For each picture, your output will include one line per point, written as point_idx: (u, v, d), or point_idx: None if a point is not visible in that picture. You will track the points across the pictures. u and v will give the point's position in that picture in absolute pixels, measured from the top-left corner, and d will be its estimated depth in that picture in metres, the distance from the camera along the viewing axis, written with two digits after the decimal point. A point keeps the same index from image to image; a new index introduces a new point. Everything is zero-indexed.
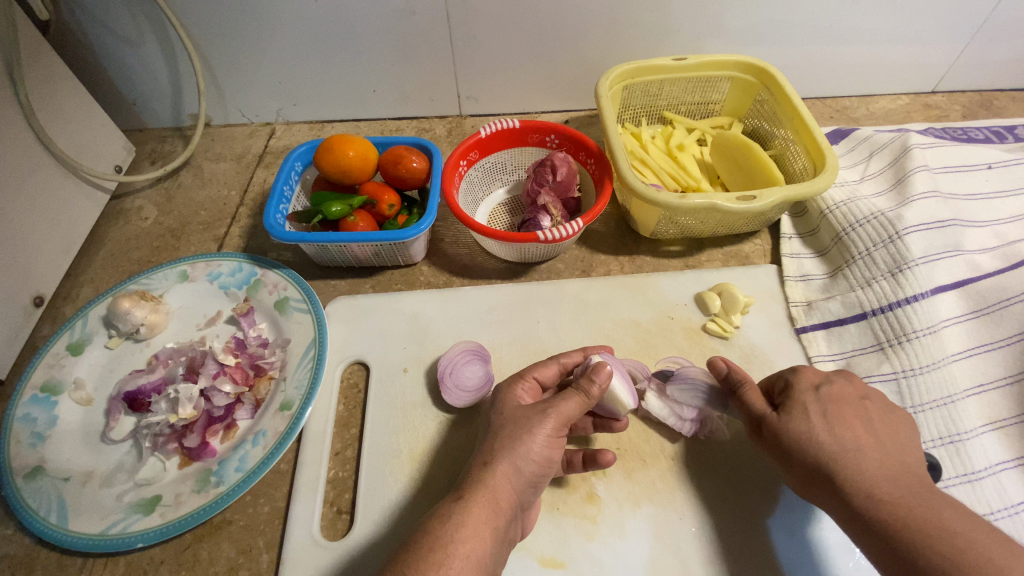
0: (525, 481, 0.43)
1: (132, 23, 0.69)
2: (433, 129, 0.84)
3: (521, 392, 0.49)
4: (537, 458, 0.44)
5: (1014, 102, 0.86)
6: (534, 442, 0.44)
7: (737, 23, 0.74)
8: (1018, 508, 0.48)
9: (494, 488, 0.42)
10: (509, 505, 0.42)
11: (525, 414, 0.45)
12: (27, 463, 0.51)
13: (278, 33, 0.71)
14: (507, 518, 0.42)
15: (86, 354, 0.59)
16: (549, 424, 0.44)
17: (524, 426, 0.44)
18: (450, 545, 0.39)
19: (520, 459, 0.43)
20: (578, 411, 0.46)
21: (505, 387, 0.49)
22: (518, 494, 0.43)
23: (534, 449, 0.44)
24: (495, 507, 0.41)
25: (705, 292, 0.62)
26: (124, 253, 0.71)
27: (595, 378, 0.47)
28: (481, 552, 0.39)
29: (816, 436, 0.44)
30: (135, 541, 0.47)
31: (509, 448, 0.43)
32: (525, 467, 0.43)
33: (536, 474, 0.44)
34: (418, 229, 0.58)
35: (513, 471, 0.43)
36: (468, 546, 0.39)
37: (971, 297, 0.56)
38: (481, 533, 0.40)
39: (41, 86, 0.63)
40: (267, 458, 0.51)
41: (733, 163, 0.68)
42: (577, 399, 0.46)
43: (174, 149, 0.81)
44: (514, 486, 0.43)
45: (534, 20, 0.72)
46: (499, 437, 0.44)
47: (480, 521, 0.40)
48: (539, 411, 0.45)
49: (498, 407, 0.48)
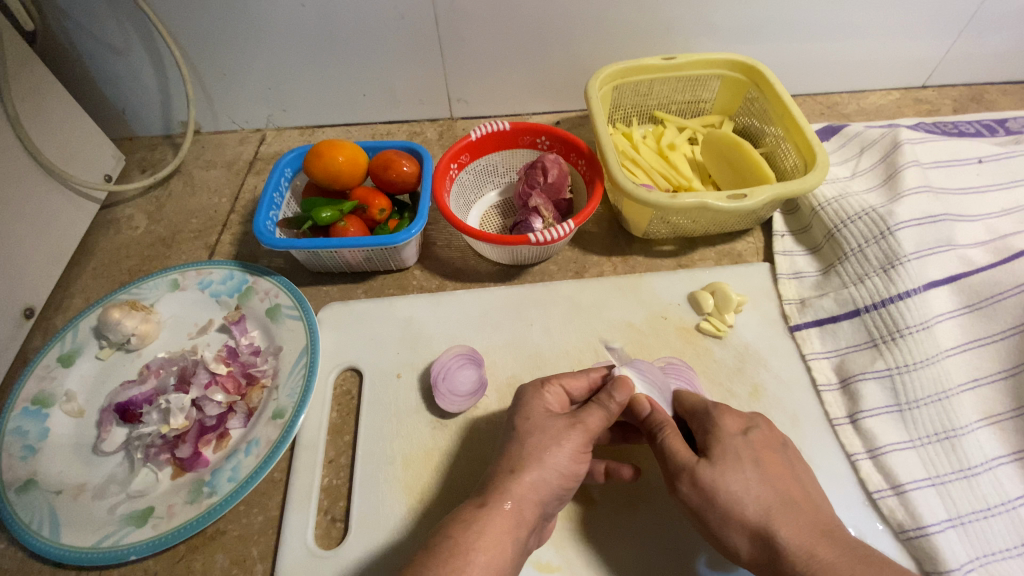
0: (551, 493, 0.43)
1: (120, 32, 0.68)
2: (424, 132, 0.84)
3: (547, 398, 0.48)
4: (563, 471, 0.44)
5: (1004, 95, 0.86)
6: (562, 455, 0.44)
7: (727, 22, 0.74)
8: (1015, 503, 0.48)
9: (520, 499, 0.42)
10: (532, 516, 0.42)
11: (555, 424, 0.45)
12: (19, 476, 0.51)
13: (266, 40, 0.71)
14: (528, 528, 0.42)
15: (77, 366, 0.58)
16: (576, 437, 0.44)
17: (550, 439, 0.44)
18: (470, 552, 0.38)
19: (548, 472, 0.43)
20: (602, 425, 0.46)
21: (531, 391, 0.49)
22: (542, 506, 0.43)
23: (562, 461, 0.44)
24: (518, 517, 0.41)
25: (697, 292, 0.62)
26: (115, 263, 0.71)
27: (616, 394, 0.46)
28: (500, 561, 0.39)
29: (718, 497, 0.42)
30: (127, 554, 0.47)
31: (539, 460, 0.43)
32: (551, 478, 0.43)
33: (563, 487, 0.44)
34: (410, 233, 0.57)
35: (541, 482, 0.43)
36: (489, 554, 0.39)
37: (963, 292, 0.56)
38: (503, 543, 0.39)
39: (28, 97, 0.63)
40: (261, 467, 0.50)
41: (723, 161, 0.67)
42: (601, 413, 0.46)
43: (164, 157, 0.81)
44: (538, 496, 0.42)
45: (524, 21, 0.71)
46: (525, 446, 0.44)
47: (483, 522, 0.40)
48: (567, 423, 0.45)
49: (525, 412, 0.47)
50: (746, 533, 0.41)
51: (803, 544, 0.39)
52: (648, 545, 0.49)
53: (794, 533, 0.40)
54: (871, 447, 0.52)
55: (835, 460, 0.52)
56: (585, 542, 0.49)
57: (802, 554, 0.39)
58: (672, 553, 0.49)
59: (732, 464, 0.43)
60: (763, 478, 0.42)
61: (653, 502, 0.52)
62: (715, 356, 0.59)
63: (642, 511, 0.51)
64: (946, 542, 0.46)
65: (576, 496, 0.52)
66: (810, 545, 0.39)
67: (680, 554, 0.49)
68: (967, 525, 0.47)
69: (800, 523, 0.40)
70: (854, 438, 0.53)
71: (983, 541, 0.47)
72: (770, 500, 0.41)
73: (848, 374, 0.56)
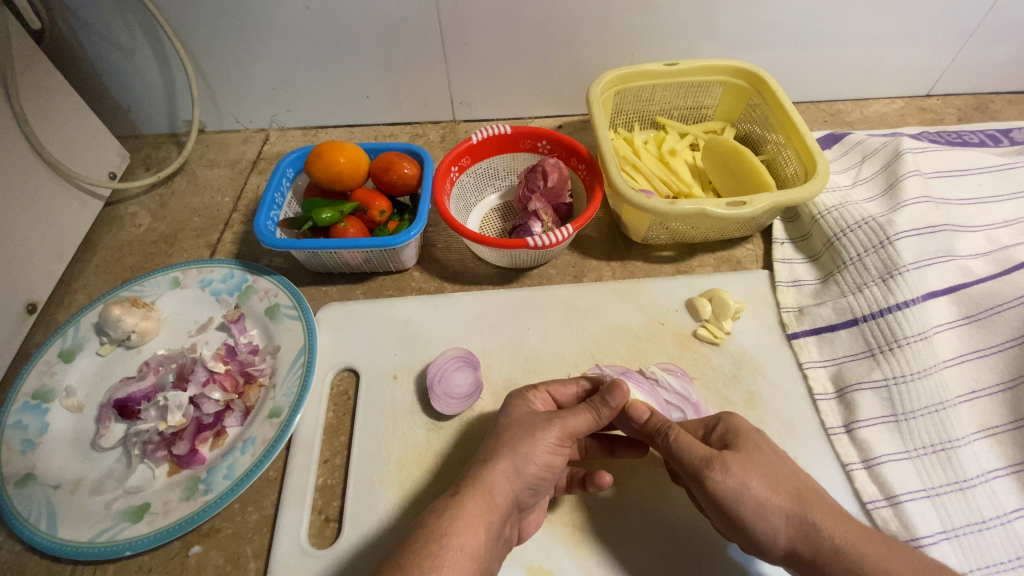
0: (525, 482, 0.43)
1: (126, 31, 0.69)
2: (427, 135, 0.84)
3: (533, 400, 0.49)
4: (539, 462, 0.44)
5: (1010, 105, 0.86)
6: (538, 446, 0.44)
7: (731, 29, 0.74)
8: (1010, 516, 0.48)
9: (498, 490, 0.42)
10: (506, 501, 0.42)
11: (533, 419, 0.46)
12: (17, 470, 0.52)
13: (270, 41, 0.71)
14: (503, 516, 0.42)
15: (78, 361, 0.59)
16: (554, 432, 0.45)
17: (528, 430, 0.45)
18: (444, 536, 0.39)
19: (521, 459, 0.44)
20: (588, 428, 0.46)
21: (517, 394, 0.50)
22: (515, 494, 0.43)
23: (537, 452, 0.44)
24: (488, 502, 0.41)
25: (695, 298, 0.62)
26: (118, 260, 0.71)
27: (608, 399, 0.46)
28: (475, 545, 0.39)
29: (758, 482, 0.42)
30: (123, 549, 0.48)
31: (513, 451, 0.44)
32: (527, 468, 0.44)
33: (537, 477, 0.44)
34: (408, 235, 0.58)
35: (516, 471, 0.43)
36: (461, 538, 0.39)
37: (963, 303, 0.56)
38: (476, 527, 0.40)
39: (36, 94, 0.64)
40: (256, 465, 0.51)
41: (724, 168, 0.67)
42: (588, 415, 0.46)
43: (169, 155, 0.82)
44: (513, 486, 0.43)
45: (527, 26, 0.72)
46: (503, 437, 0.46)
47: (474, 514, 0.40)
48: (546, 418, 0.46)
49: (507, 411, 0.49)
50: (781, 518, 0.41)
51: (836, 524, 0.40)
52: (639, 552, 0.49)
53: (826, 514, 0.41)
54: (866, 457, 0.51)
55: (830, 470, 0.52)
56: (577, 549, 0.49)
57: (838, 533, 0.40)
58: (664, 561, 0.49)
59: (759, 453, 0.44)
60: (785, 467, 0.44)
61: (645, 508, 0.51)
62: (711, 363, 0.59)
63: (633, 518, 0.51)
64: (940, 554, 0.46)
65: (569, 500, 0.52)
66: (843, 526, 0.41)
67: (670, 558, 0.49)
68: (962, 538, 0.47)
69: (829, 509, 0.42)
70: (849, 448, 0.52)
71: (978, 555, 0.47)
72: (797, 486, 0.43)
73: (844, 383, 0.55)
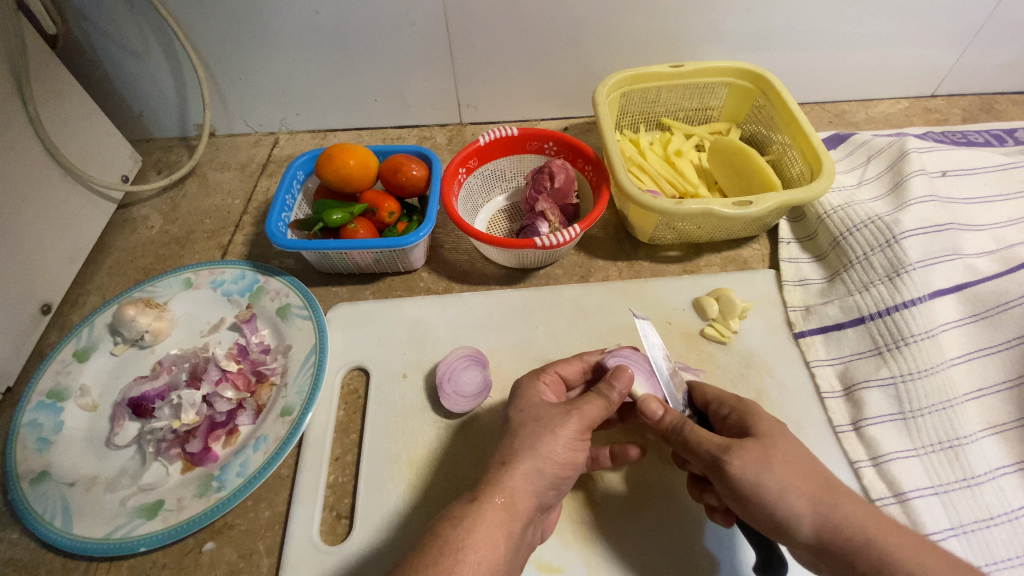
0: (547, 483, 0.43)
1: (139, 36, 0.70)
2: (434, 137, 0.85)
3: (544, 389, 0.49)
4: (559, 460, 0.44)
5: (1015, 106, 0.86)
6: (557, 443, 0.44)
7: (735, 31, 0.74)
8: (1018, 513, 0.48)
9: (512, 491, 0.41)
10: (527, 507, 0.42)
11: (551, 414, 0.45)
12: (34, 467, 0.52)
13: (280, 45, 0.72)
14: (523, 522, 0.42)
15: (92, 361, 0.60)
16: (571, 426, 0.44)
17: (547, 426, 0.44)
18: (460, 551, 0.38)
19: (542, 461, 0.43)
20: (600, 416, 0.46)
21: (528, 382, 0.50)
22: (538, 497, 0.43)
23: (557, 451, 0.44)
24: (511, 509, 0.41)
25: (702, 297, 0.63)
26: (130, 261, 0.72)
27: (615, 383, 0.47)
28: (493, 558, 0.39)
29: None
30: (136, 546, 0.48)
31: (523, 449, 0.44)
32: (547, 468, 0.43)
33: (559, 476, 0.44)
34: (417, 236, 0.58)
35: (536, 473, 0.43)
36: (479, 553, 0.38)
37: (969, 301, 0.56)
38: (494, 538, 0.39)
39: (50, 97, 0.65)
40: (269, 463, 0.51)
41: (730, 168, 0.68)
42: (600, 403, 0.46)
43: (180, 159, 0.83)
44: (534, 489, 0.42)
45: (533, 29, 0.72)
46: (521, 435, 0.44)
47: (493, 525, 0.40)
48: (564, 411, 0.45)
49: (520, 404, 0.48)
50: None
51: None
52: (648, 548, 0.50)
53: None
54: (873, 454, 0.52)
55: (839, 467, 0.52)
56: (587, 545, 0.50)
57: None
58: (673, 558, 0.49)
59: None
60: None
61: (654, 505, 0.52)
62: (719, 362, 0.59)
63: (642, 515, 0.51)
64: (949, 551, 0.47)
65: (578, 497, 0.52)
66: None
67: (679, 554, 0.49)
68: (970, 535, 0.47)
69: None
70: (856, 445, 0.53)
71: (987, 550, 0.47)
72: None
73: (852, 381, 0.56)
